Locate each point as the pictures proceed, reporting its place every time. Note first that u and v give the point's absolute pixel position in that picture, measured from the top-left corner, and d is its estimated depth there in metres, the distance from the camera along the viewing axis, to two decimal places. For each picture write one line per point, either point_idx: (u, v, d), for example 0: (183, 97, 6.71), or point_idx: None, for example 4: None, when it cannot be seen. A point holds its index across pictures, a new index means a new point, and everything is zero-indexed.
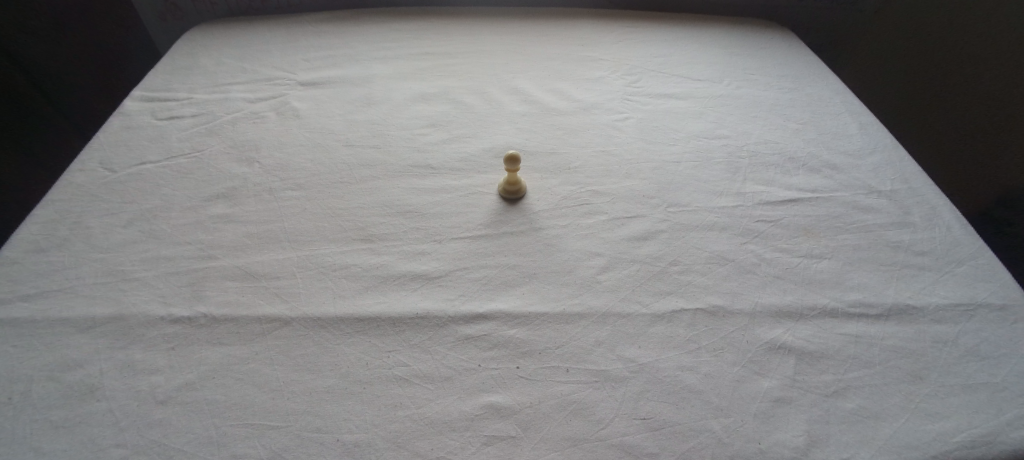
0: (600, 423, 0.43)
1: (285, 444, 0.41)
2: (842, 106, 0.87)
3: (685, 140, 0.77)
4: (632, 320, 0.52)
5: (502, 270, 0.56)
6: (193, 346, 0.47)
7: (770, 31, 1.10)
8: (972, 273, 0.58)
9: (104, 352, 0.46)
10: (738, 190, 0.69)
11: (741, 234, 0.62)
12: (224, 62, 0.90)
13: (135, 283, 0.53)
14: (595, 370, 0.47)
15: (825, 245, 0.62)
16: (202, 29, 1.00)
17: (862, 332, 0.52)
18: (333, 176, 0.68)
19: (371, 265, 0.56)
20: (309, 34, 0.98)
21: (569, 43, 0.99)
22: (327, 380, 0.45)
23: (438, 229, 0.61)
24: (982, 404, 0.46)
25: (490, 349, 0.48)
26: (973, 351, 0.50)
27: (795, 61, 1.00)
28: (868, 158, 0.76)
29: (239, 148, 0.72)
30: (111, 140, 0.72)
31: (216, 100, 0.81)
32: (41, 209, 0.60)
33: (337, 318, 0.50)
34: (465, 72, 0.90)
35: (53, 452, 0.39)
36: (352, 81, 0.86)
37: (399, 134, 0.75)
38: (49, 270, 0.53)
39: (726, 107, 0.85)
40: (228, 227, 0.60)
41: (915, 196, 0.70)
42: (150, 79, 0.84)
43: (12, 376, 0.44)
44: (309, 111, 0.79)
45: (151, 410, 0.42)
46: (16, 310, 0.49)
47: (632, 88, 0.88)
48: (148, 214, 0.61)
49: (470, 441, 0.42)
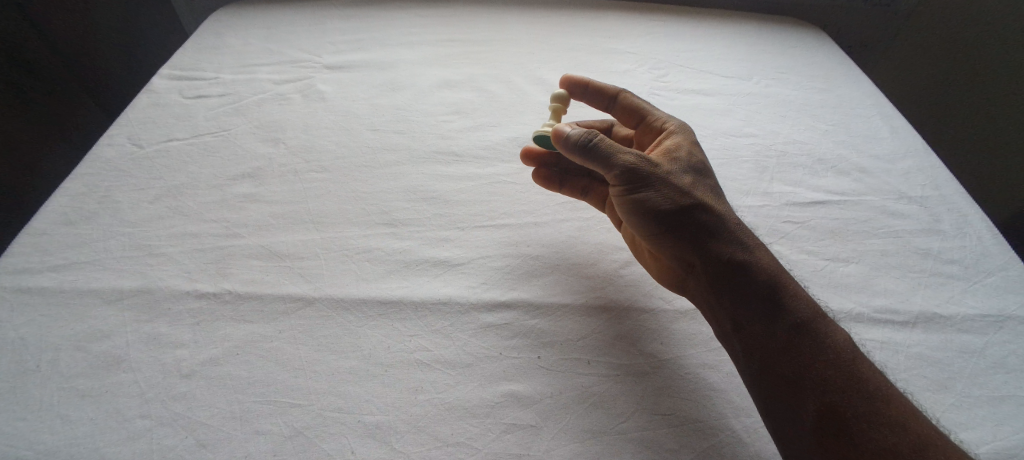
0: (621, 415, 0.43)
1: (306, 423, 0.41)
2: (873, 109, 0.85)
3: (712, 137, 0.76)
4: (613, 345, 0.48)
5: (523, 259, 0.56)
6: (218, 322, 0.48)
7: (802, 30, 1.08)
8: (1003, 284, 0.57)
9: (131, 325, 0.47)
10: (765, 190, 0.68)
11: (767, 234, 0.61)
12: (252, 42, 0.90)
13: (162, 258, 0.53)
14: (616, 364, 0.47)
15: (852, 249, 0.61)
16: (230, 10, 1.00)
17: (887, 338, 0.51)
18: (357, 161, 0.68)
19: (394, 250, 0.56)
20: (337, 17, 0.98)
21: (597, 35, 0.98)
22: (349, 362, 0.45)
23: (460, 217, 0.60)
24: (1008, 416, 0.45)
25: (511, 338, 0.48)
26: (1000, 363, 0.49)
27: (827, 61, 0.98)
28: (899, 163, 0.74)
29: (264, 128, 0.72)
30: (139, 117, 0.72)
31: (243, 80, 0.81)
32: (71, 182, 0.61)
33: (360, 300, 0.50)
34: (491, 61, 0.89)
35: (81, 420, 0.40)
36: (378, 66, 0.86)
37: (423, 120, 0.75)
38: (78, 242, 0.54)
39: (754, 105, 0.84)
40: (253, 206, 0.60)
41: (946, 203, 0.68)
42: (179, 58, 0.85)
43: (42, 344, 0.45)
44: (334, 94, 0.79)
45: (175, 383, 0.43)
46: (46, 280, 0.50)
47: (659, 83, 0.86)
48: (175, 191, 0.61)
49: (490, 428, 0.42)
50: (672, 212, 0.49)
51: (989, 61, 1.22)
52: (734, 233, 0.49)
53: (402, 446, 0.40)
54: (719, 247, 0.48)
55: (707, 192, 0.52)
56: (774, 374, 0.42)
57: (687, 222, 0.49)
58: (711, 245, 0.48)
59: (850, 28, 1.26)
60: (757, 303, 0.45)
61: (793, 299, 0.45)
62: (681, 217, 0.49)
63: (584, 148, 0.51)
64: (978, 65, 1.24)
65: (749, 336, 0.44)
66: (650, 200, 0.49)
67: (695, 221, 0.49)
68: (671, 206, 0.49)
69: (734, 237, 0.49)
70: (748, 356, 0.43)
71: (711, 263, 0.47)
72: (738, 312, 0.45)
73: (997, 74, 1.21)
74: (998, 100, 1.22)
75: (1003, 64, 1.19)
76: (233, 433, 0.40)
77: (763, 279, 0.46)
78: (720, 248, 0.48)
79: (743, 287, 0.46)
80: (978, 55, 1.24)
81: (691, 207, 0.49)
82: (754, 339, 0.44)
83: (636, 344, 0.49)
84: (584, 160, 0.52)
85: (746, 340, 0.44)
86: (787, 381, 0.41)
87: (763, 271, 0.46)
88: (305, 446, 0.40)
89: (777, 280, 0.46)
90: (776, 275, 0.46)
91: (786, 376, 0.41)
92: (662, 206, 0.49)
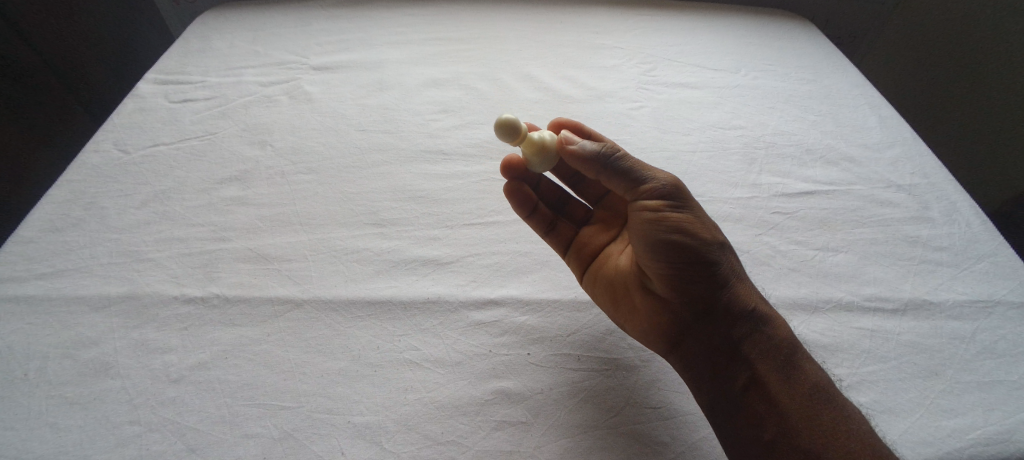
0: (611, 411, 0.43)
1: (296, 424, 0.41)
2: (861, 99, 0.85)
3: (700, 130, 0.76)
4: (603, 344, 0.48)
5: (514, 257, 0.56)
6: (207, 327, 0.48)
7: (789, 21, 1.08)
8: (991, 270, 0.57)
9: (119, 331, 0.47)
10: (754, 182, 0.68)
11: (756, 226, 0.61)
12: (237, 45, 0.90)
13: (150, 264, 0.53)
14: (606, 358, 0.47)
15: (841, 238, 0.61)
16: (215, 14, 1.00)
17: (877, 326, 0.51)
18: (345, 161, 0.68)
19: (383, 250, 0.56)
20: (322, 18, 0.97)
21: (585, 30, 0.98)
22: (338, 362, 0.45)
23: (450, 215, 0.60)
24: (998, 401, 0.45)
25: (500, 335, 0.48)
26: (990, 348, 0.49)
27: (814, 52, 0.98)
28: (887, 152, 0.75)
29: (251, 131, 0.72)
30: (125, 123, 0.72)
31: (228, 83, 0.81)
32: (56, 189, 0.61)
33: (348, 301, 0.50)
34: (478, 58, 0.89)
35: (70, 428, 0.40)
36: (365, 67, 0.85)
37: (411, 120, 0.75)
38: (65, 249, 0.54)
39: (742, 98, 0.84)
40: (241, 210, 0.60)
41: (934, 191, 0.68)
42: (164, 63, 0.84)
43: (29, 352, 0.45)
44: (321, 96, 0.79)
45: (164, 389, 0.43)
46: (32, 287, 0.50)
47: (647, 77, 0.86)
48: (162, 196, 0.61)
49: (481, 426, 0.42)
50: (707, 246, 0.44)
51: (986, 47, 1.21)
52: (748, 281, 0.47)
53: (393, 445, 0.40)
54: (740, 296, 0.44)
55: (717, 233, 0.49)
56: (787, 442, 0.39)
57: (716, 261, 0.44)
58: (733, 293, 0.44)
59: (839, 17, 1.26)
60: (774, 359, 0.42)
61: (806, 360, 0.43)
62: (712, 254, 0.44)
63: (612, 157, 0.47)
64: (970, 53, 1.24)
65: (762, 396, 0.41)
66: (688, 226, 0.44)
67: (722, 261, 0.45)
68: (707, 238, 0.45)
69: (751, 289, 0.46)
70: (758, 416, 0.40)
71: (730, 309, 0.44)
72: (751, 367, 0.42)
73: (995, 61, 1.20)
74: (995, 88, 1.22)
75: (1000, 50, 1.18)
76: (222, 437, 0.40)
77: (779, 335, 0.43)
78: (740, 294, 0.44)
79: (760, 340, 0.43)
80: (973, 42, 1.23)
81: (721, 245, 0.46)
82: (767, 400, 0.40)
83: (622, 340, 0.48)
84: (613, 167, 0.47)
85: (756, 399, 0.41)
86: (804, 452, 0.38)
87: (778, 325, 0.44)
88: (295, 448, 0.40)
89: (791, 339, 0.44)
90: (789, 333, 0.44)
91: (803, 447, 0.38)
92: (698, 237, 0.44)
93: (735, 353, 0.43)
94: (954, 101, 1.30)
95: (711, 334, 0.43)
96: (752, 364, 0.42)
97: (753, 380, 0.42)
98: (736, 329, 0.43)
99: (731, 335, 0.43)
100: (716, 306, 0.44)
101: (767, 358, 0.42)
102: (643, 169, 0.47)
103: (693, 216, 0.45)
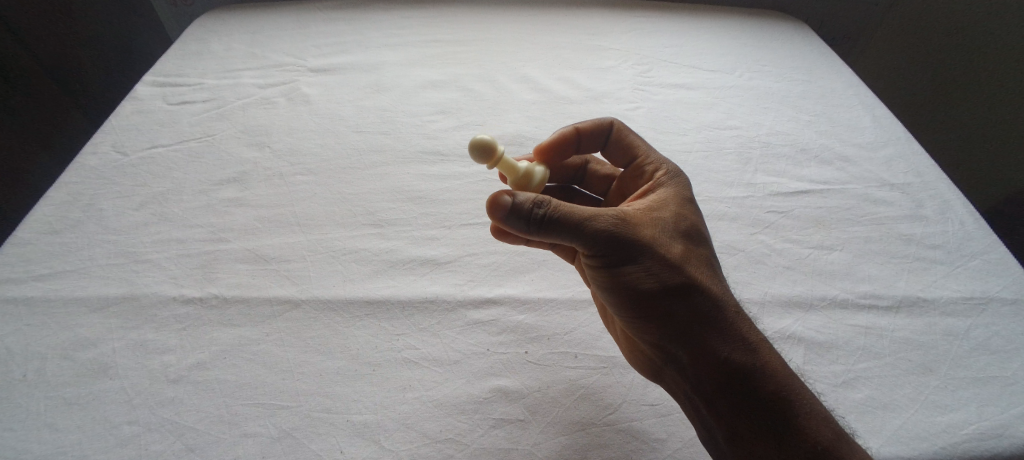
0: (607, 408, 0.43)
1: (295, 424, 0.41)
2: (855, 99, 0.86)
3: (697, 130, 0.77)
4: (601, 339, 0.49)
5: (511, 256, 0.56)
6: (205, 327, 0.48)
7: (783, 22, 1.09)
8: (985, 266, 0.58)
9: (117, 331, 0.47)
10: (749, 181, 0.68)
11: (752, 225, 0.62)
12: (235, 48, 0.90)
13: (148, 265, 0.53)
14: (602, 356, 0.47)
15: (836, 237, 0.61)
16: (213, 17, 1.00)
17: (873, 323, 0.51)
18: (344, 162, 0.68)
19: (381, 249, 0.56)
20: (320, 21, 0.98)
21: (581, 32, 0.98)
22: (338, 362, 0.45)
23: (447, 215, 0.61)
24: (992, 397, 0.45)
25: (498, 334, 0.48)
26: (984, 345, 0.50)
27: (809, 53, 0.99)
28: (881, 151, 0.75)
29: (249, 132, 0.72)
30: (123, 125, 0.72)
31: (226, 86, 0.81)
32: (54, 191, 0.61)
33: (347, 301, 0.50)
34: (474, 60, 0.89)
35: (67, 428, 0.40)
36: (363, 68, 0.86)
37: (408, 121, 0.75)
38: (63, 251, 0.54)
39: (738, 98, 0.84)
40: (239, 211, 0.60)
41: (928, 189, 0.69)
42: (162, 66, 0.84)
43: (26, 353, 0.45)
44: (319, 98, 0.79)
45: (163, 389, 0.43)
46: (30, 289, 0.50)
47: (643, 78, 0.87)
48: (160, 197, 0.61)
49: (478, 424, 0.42)
50: (665, 293, 0.41)
51: (979, 51, 1.23)
52: (734, 321, 0.41)
53: (391, 444, 0.40)
54: (716, 338, 0.40)
55: (701, 266, 0.43)
56: None
57: (682, 305, 0.41)
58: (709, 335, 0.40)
59: (833, 20, 1.27)
60: (759, 416, 0.38)
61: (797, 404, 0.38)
62: (668, 302, 0.41)
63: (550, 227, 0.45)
64: (964, 56, 1.26)
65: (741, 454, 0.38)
66: (641, 275, 0.41)
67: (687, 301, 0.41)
68: (667, 284, 0.41)
69: (733, 324, 0.41)
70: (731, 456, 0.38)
71: (704, 360, 0.40)
72: (731, 420, 0.38)
73: (989, 65, 1.21)
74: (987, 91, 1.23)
75: (995, 52, 1.20)
76: (222, 436, 0.40)
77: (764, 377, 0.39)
78: (715, 342, 0.40)
79: (745, 394, 0.38)
80: (967, 45, 1.25)
81: (686, 287, 0.41)
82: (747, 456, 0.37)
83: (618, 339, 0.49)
84: (542, 226, 0.40)
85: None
86: None
87: (770, 373, 0.39)
88: (295, 446, 0.40)
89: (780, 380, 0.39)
90: (780, 372, 0.39)
91: None
92: (654, 285, 0.41)
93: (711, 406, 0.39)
94: (947, 102, 1.33)
95: (686, 383, 0.41)
96: (731, 419, 0.38)
97: (732, 436, 0.38)
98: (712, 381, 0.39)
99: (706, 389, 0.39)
100: (687, 356, 0.40)
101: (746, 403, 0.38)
102: (580, 216, 0.41)
103: (645, 257, 0.41)
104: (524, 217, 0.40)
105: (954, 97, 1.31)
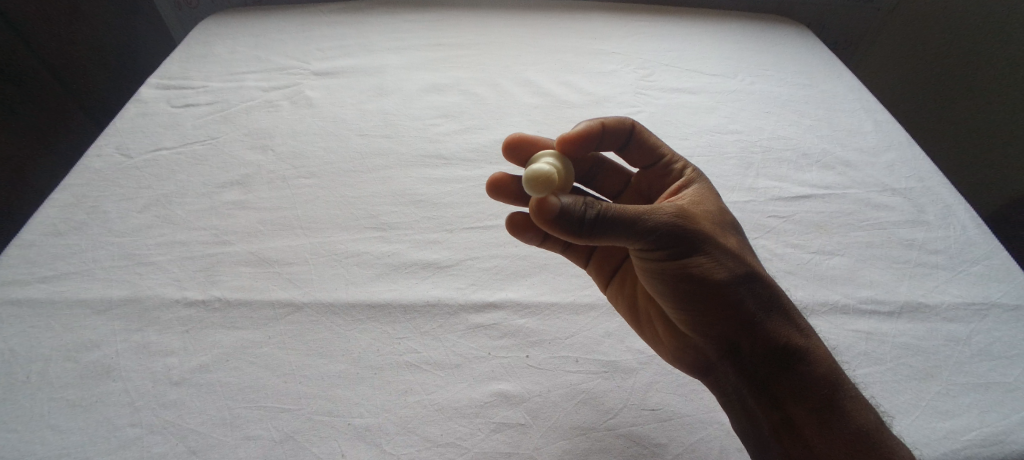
0: (609, 413, 0.43)
1: (296, 427, 0.41)
2: (856, 103, 0.86)
3: (698, 134, 0.77)
4: (602, 344, 0.49)
5: (513, 260, 0.56)
6: (208, 330, 0.48)
7: (785, 27, 1.09)
8: (987, 272, 0.58)
9: (121, 333, 0.47)
10: (751, 186, 0.69)
11: (753, 229, 0.62)
12: (239, 51, 0.90)
13: (151, 267, 0.53)
14: (603, 361, 0.47)
15: (837, 242, 0.61)
16: (217, 20, 1.00)
17: (874, 329, 0.51)
18: (346, 165, 0.68)
19: (382, 253, 0.56)
20: (323, 24, 0.98)
21: (583, 36, 0.99)
22: (339, 365, 0.45)
23: (449, 218, 0.61)
24: (994, 404, 0.45)
25: (499, 338, 0.49)
26: (985, 350, 0.50)
27: (810, 57, 0.99)
28: (882, 156, 0.75)
29: (253, 135, 0.72)
30: (127, 127, 0.72)
31: (230, 89, 0.81)
32: (58, 193, 0.61)
33: (348, 304, 0.50)
34: (477, 64, 0.90)
35: (71, 430, 0.40)
36: (366, 71, 0.86)
37: (410, 124, 0.76)
38: (67, 253, 0.54)
39: (739, 102, 0.85)
40: (242, 214, 0.60)
41: (930, 194, 0.69)
42: (166, 69, 0.85)
43: (31, 355, 0.45)
44: (322, 101, 0.80)
45: (166, 391, 0.43)
46: (35, 291, 0.50)
47: (644, 82, 0.87)
48: (163, 200, 0.62)
49: (479, 428, 0.42)
50: (722, 288, 0.40)
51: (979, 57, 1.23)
52: (784, 311, 0.41)
53: (392, 448, 0.40)
54: (772, 329, 0.40)
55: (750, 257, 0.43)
56: None
57: (741, 298, 0.40)
58: (763, 327, 0.40)
59: (835, 25, 1.27)
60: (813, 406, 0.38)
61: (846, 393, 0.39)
62: (728, 296, 0.40)
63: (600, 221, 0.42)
64: (965, 62, 1.26)
65: (794, 441, 0.38)
66: (698, 270, 0.40)
67: (745, 295, 0.40)
68: (724, 277, 0.40)
69: (785, 315, 0.41)
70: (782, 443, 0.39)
71: (756, 350, 0.40)
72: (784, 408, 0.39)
73: (989, 71, 1.21)
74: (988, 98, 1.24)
75: (997, 58, 1.20)
76: (224, 439, 0.40)
77: (817, 368, 0.39)
78: (770, 335, 0.40)
79: (800, 383, 0.39)
80: (968, 51, 1.25)
81: (741, 278, 0.40)
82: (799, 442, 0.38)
83: (620, 344, 0.49)
84: (596, 230, 0.37)
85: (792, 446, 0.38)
86: None
87: (820, 360, 0.39)
88: (296, 449, 0.40)
89: (830, 370, 0.39)
90: (830, 362, 0.40)
91: None
92: (711, 280, 0.39)
93: (762, 393, 0.40)
94: (948, 108, 1.33)
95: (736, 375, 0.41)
96: (783, 406, 0.39)
97: (785, 422, 0.39)
98: (762, 368, 0.40)
99: (756, 377, 0.40)
100: (742, 349, 0.40)
101: (798, 392, 0.39)
102: (641, 212, 0.38)
103: (705, 252, 0.40)
104: (578, 222, 0.37)
105: (955, 102, 1.31)
